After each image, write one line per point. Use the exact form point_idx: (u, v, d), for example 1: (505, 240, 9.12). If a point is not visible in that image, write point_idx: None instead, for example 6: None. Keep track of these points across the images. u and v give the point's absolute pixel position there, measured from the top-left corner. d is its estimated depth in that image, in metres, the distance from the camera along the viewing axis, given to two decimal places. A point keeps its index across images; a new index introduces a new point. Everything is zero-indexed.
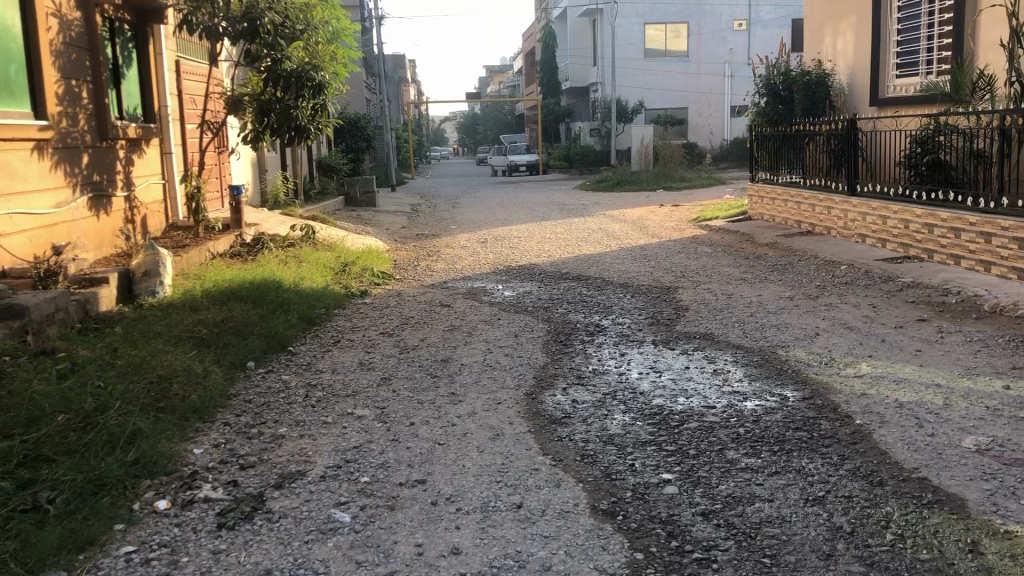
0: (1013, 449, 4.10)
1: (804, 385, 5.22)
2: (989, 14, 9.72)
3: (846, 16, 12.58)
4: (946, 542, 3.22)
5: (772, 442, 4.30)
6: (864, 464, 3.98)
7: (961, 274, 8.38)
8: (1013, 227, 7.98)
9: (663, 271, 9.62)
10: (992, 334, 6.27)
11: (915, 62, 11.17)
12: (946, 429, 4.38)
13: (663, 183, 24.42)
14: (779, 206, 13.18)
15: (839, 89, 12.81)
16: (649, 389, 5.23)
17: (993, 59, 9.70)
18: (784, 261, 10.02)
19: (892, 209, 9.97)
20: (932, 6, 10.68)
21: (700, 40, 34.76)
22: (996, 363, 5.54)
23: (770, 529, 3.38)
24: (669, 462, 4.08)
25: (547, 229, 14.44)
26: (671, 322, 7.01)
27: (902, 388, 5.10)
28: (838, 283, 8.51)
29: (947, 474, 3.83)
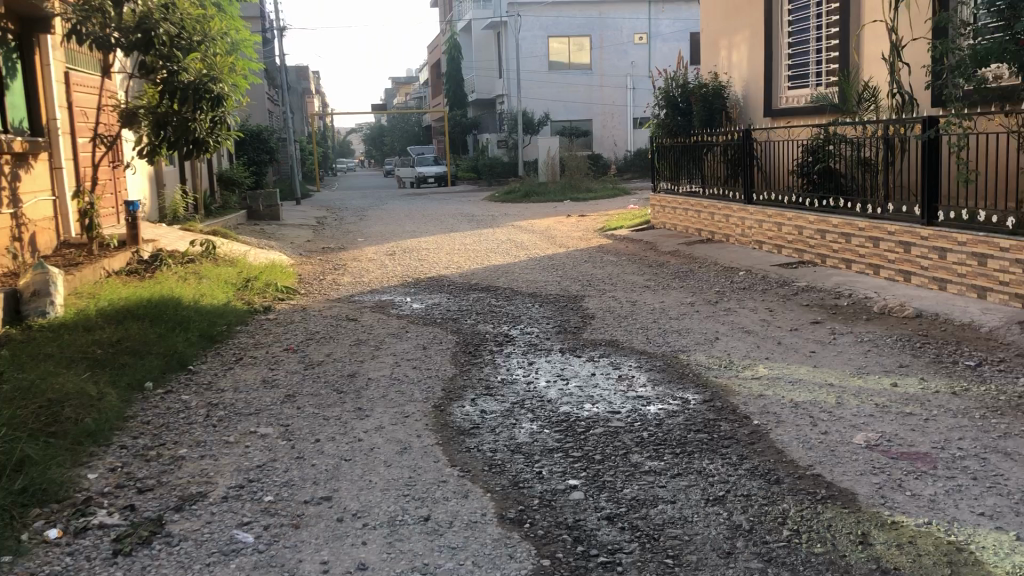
0: (900, 444, 4.30)
1: (705, 388, 5.36)
2: (871, 29, 10.18)
3: (739, 30, 13.01)
4: (838, 536, 3.35)
5: (675, 444, 4.41)
6: (762, 463, 4.12)
7: (852, 278, 8.73)
8: (898, 231, 8.37)
9: (570, 280, 9.73)
10: (881, 334, 6.55)
11: (806, 75, 11.62)
12: (838, 427, 4.56)
13: (570, 194, 24.71)
14: (681, 215, 13.51)
15: (734, 101, 13.22)
16: (556, 397, 5.29)
17: (876, 73, 10.15)
18: (685, 268, 10.28)
19: (786, 217, 10.34)
20: (820, 21, 11.16)
21: (602, 53, 35.47)
22: (885, 361, 5.80)
23: (673, 530, 3.46)
24: (575, 469, 4.13)
25: (455, 240, 14.44)
26: (578, 331, 7.10)
27: (796, 388, 5.29)
28: (737, 288, 8.77)
29: (840, 470, 3.99)
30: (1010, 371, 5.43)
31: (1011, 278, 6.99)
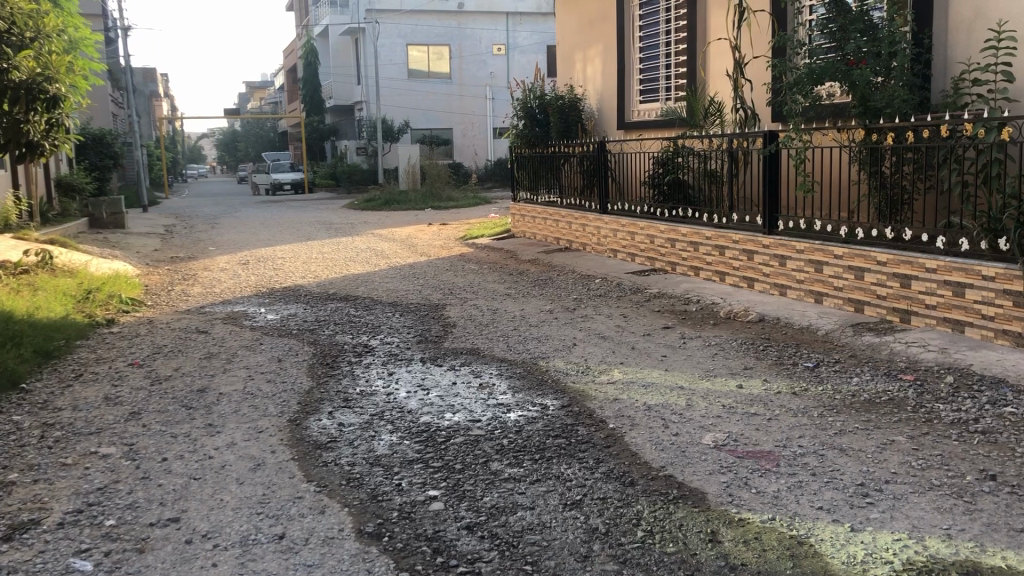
0: (745, 443, 4.49)
1: (563, 393, 5.45)
2: (716, 47, 10.65)
3: (594, 44, 13.35)
4: (689, 534, 3.47)
5: (533, 451, 4.45)
6: (617, 465, 4.22)
7: (700, 284, 9.11)
8: (742, 240, 8.79)
9: (431, 288, 9.71)
10: (728, 338, 6.84)
11: (656, 89, 12.03)
12: (689, 428, 4.73)
13: (430, 203, 24.69)
14: (540, 224, 13.74)
15: (590, 113, 13.55)
16: (416, 407, 5.25)
17: (721, 88, 10.60)
18: (544, 276, 10.44)
19: (639, 226, 10.69)
20: (669, 37, 11.58)
21: (461, 63, 35.71)
22: (731, 364, 6.07)
23: (531, 536, 3.49)
24: (435, 479, 4.10)
25: (313, 249, 14.15)
26: (438, 340, 7.08)
27: (649, 392, 5.45)
28: (594, 295, 8.98)
29: (691, 470, 4.14)
30: (844, 371, 5.77)
31: (845, 283, 7.45)
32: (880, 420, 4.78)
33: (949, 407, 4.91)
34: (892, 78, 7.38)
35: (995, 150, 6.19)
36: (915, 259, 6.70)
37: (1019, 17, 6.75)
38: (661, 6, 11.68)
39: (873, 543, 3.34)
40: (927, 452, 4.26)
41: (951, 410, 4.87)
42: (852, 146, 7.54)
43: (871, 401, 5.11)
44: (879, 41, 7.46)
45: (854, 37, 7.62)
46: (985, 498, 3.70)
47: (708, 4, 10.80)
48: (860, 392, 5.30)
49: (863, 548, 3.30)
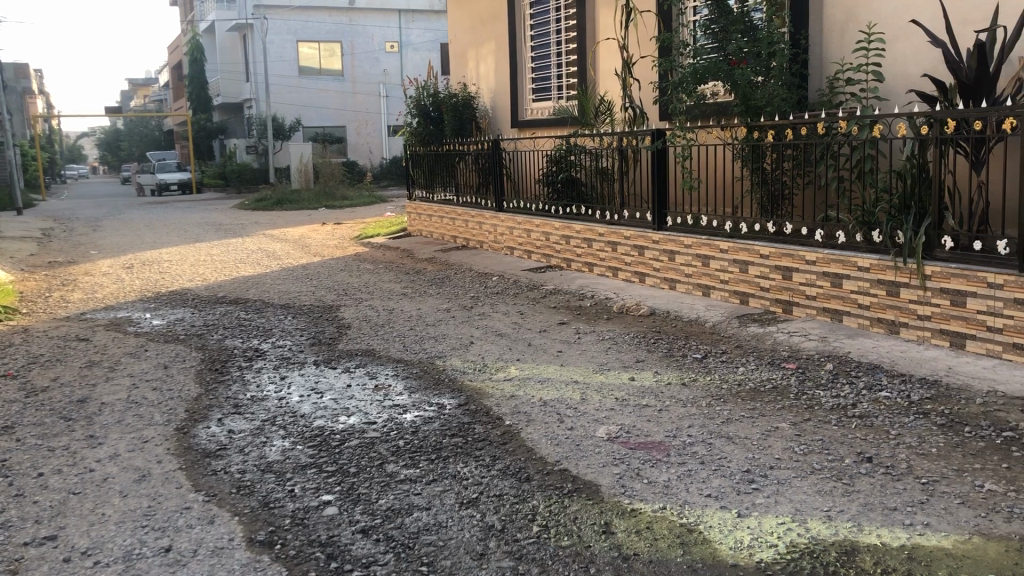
0: (637, 434, 4.59)
1: (460, 392, 5.45)
2: (605, 46, 10.82)
3: (486, 42, 13.39)
4: (584, 527, 3.52)
5: (430, 451, 4.43)
6: (513, 462, 4.24)
7: (594, 280, 9.27)
8: (634, 236, 8.98)
9: (325, 289, 9.55)
10: (621, 332, 6.97)
11: (548, 88, 12.14)
12: (583, 422, 4.80)
13: (324, 202, 24.31)
14: (436, 222, 13.72)
15: (483, 111, 13.58)
16: (309, 411, 5.15)
17: (610, 87, 10.78)
18: (441, 274, 10.42)
19: (534, 223, 10.80)
20: (559, 36, 11.73)
21: (353, 60, 35.27)
22: (624, 357, 6.18)
23: (427, 536, 3.48)
24: (329, 484, 4.04)
25: (201, 250, 13.73)
26: (332, 342, 6.97)
27: (545, 387, 5.51)
28: (491, 293, 9.01)
29: (585, 463, 4.20)
30: (731, 361, 5.95)
31: (730, 276, 7.71)
32: (765, 407, 4.96)
33: (829, 394, 5.12)
34: (771, 77, 7.65)
35: (868, 147, 6.49)
36: (797, 251, 6.98)
37: (887, 20, 7.09)
38: (551, 6, 11.81)
39: (758, 527, 3.46)
40: (808, 437, 4.43)
41: (831, 396, 5.08)
42: (735, 143, 7.78)
43: (756, 390, 5.29)
44: (759, 41, 7.72)
45: (735, 37, 7.88)
46: (862, 480, 3.88)
47: (595, 4, 10.96)
48: (746, 381, 5.49)
49: (748, 533, 3.42)
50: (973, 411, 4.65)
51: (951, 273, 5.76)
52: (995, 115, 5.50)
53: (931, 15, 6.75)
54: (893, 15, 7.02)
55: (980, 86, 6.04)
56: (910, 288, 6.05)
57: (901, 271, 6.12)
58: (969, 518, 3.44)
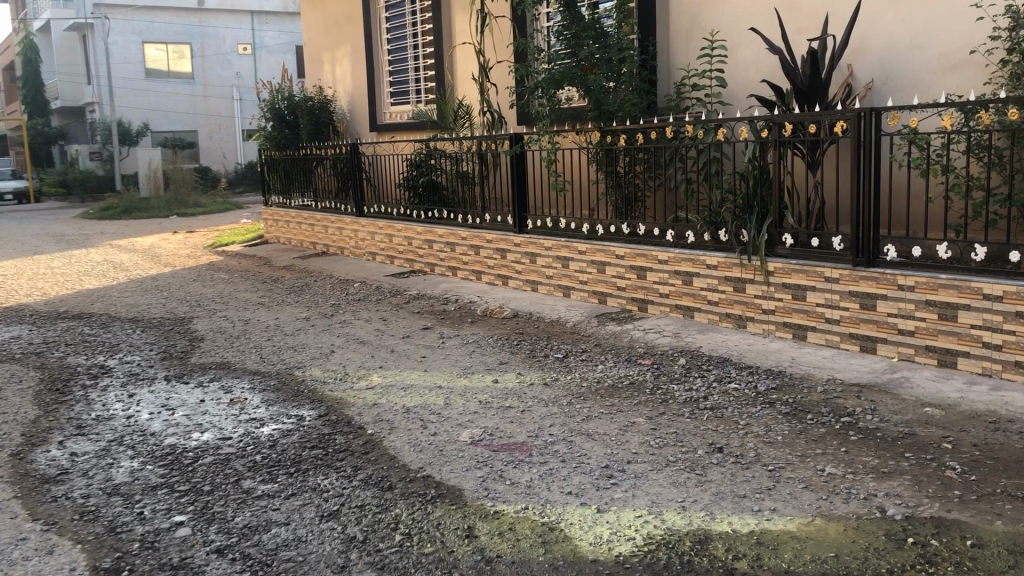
0: (500, 436, 4.62)
1: (320, 402, 5.34)
2: (462, 50, 10.85)
3: (342, 45, 13.20)
4: (447, 532, 3.51)
5: (288, 464, 4.32)
6: (375, 471, 4.18)
7: (458, 284, 9.28)
8: (495, 240, 9.05)
9: (177, 301, 9.17)
10: (484, 335, 7.00)
11: (406, 92, 12.09)
12: (446, 427, 4.79)
13: (177, 210, 23.36)
14: (294, 229, 13.42)
15: (340, 115, 13.38)
16: (160, 429, 4.93)
17: (468, 91, 10.83)
18: (300, 282, 10.19)
19: (396, 228, 10.72)
20: (416, 41, 11.71)
21: (203, 62, 34.09)
22: (487, 360, 6.21)
23: (286, 552, 3.38)
24: (181, 504, 3.87)
25: (40, 263, 12.91)
26: (184, 356, 6.68)
27: (407, 394, 5.46)
28: (352, 300, 8.87)
29: (448, 468, 4.18)
30: (590, 360, 6.08)
31: (589, 277, 7.89)
32: (623, 403, 5.09)
33: (682, 388, 5.30)
34: (622, 83, 7.88)
35: (713, 150, 6.75)
36: (650, 251, 7.21)
37: (728, 28, 7.43)
38: (407, 10, 11.77)
39: (617, 521, 3.54)
40: (663, 431, 4.58)
41: (684, 390, 5.27)
42: (589, 148, 7.94)
43: (614, 387, 5.43)
44: (609, 48, 7.94)
45: (586, 43, 8.06)
46: (713, 469, 4.03)
47: (451, 8, 10.97)
48: (605, 378, 5.62)
49: (608, 528, 3.49)
50: (814, 399, 4.91)
51: (791, 269, 6.09)
52: (827, 119, 5.83)
53: (768, 24, 7.09)
54: (733, 24, 7.36)
55: (813, 91, 6.39)
56: (755, 284, 6.35)
57: (747, 267, 6.41)
58: (812, 501, 3.63)
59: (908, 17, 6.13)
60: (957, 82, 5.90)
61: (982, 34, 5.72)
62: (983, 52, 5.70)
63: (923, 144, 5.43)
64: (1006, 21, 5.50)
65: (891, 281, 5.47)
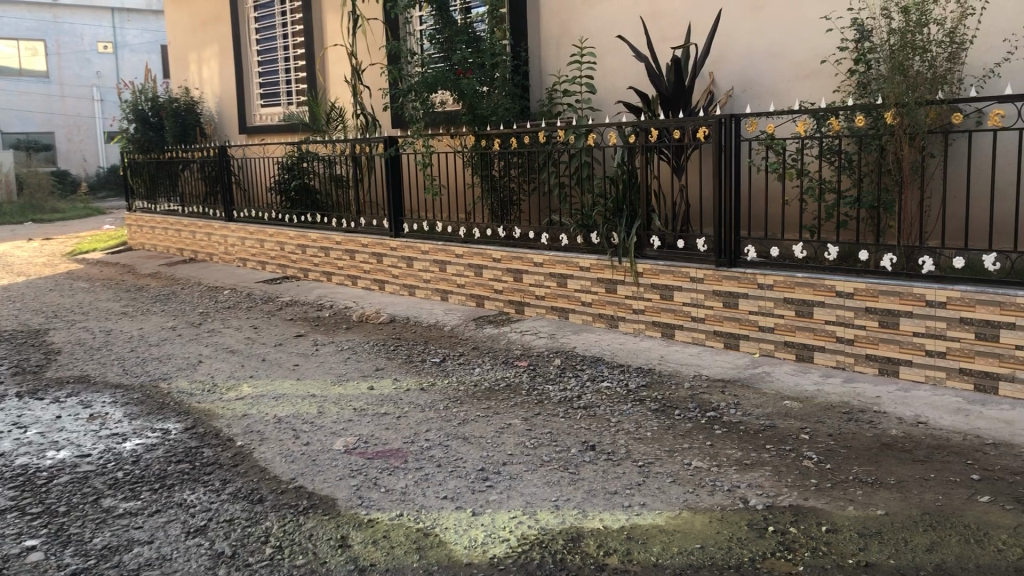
0: (375, 444, 4.56)
1: (187, 415, 5.14)
2: (334, 52, 10.70)
3: (209, 45, 12.79)
4: (319, 543, 3.45)
5: (153, 480, 4.14)
6: (244, 484, 4.07)
7: (333, 290, 9.14)
8: (371, 244, 8.96)
9: (31, 312, 8.67)
10: (359, 341, 6.92)
11: (276, 94, 11.83)
12: (319, 436, 4.70)
13: (32, 216, 22.10)
14: (160, 235, 12.90)
15: (209, 117, 12.98)
16: (11, 448, 4.65)
17: (341, 94, 10.68)
18: (167, 290, 9.81)
19: (267, 233, 10.46)
20: (287, 42, 11.48)
21: (59, 60, 32.35)
22: (362, 366, 6.14)
23: (149, 572, 3.25)
24: (33, 527, 3.66)
25: None
26: (38, 370, 6.32)
27: (279, 403, 5.34)
28: (222, 307, 8.60)
29: (320, 478, 4.11)
30: (467, 363, 6.08)
31: (466, 280, 7.90)
32: (499, 406, 5.11)
33: (557, 388, 5.37)
34: (495, 88, 7.96)
35: (584, 154, 6.87)
36: (525, 254, 7.29)
37: (597, 35, 7.59)
38: (276, 10, 11.52)
39: (491, 524, 3.55)
40: (538, 431, 4.63)
41: (559, 390, 5.34)
42: (464, 151, 7.95)
43: (491, 389, 5.45)
44: (482, 53, 7.98)
45: (459, 47, 8.04)
46: (586, 468, 4.10)
47: (321, 9, 10.80)
48: (481, 382, 5.63)
49: (482, 530, 3.50)
50: (682, 395, 5.07)
51: (659, 270, 6.27)
52: (690, 125, 6.03)
53: (635, 32, 7.28)
54: (602, 31, 7.53)
55: (678, 98, 6.60)
56: (626, 284, 6.51)
57: (618, 269, 6.56)
58: (679, 495, 3.74)
59: (765, 28, 6.40)
60: (810, 90, 6.20)
61: (831, 45, 6.02)
62: (833, 62, 6.01)
63: (779, 149, 5.71)
64: (853, 33, 5.81)
65: (751, 280, 5.71)
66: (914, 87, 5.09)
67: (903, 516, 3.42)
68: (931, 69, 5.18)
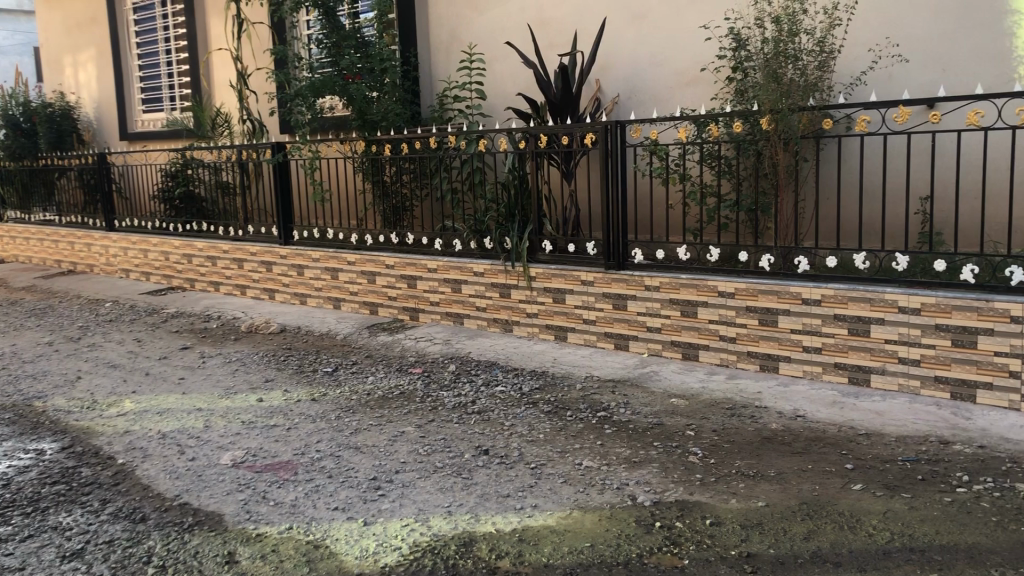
0: (264, 456, 4.47)
1: (63, 433, 4.92)
2: (218, 56, 10.45)
3: (85, 49, 12.30)
4: (204, 560, 3.35)
5: (26, 504, 3.95)
6: (125, 503, 3.92)
7: (221, 300, 8.92)
8: (260, 252, 8.76)
9: None
10: (249, 352, 6.76)
11: (159, 99, 11.46)
12: (206, 450, 4.57)
13: None
14: (36, 246, 12.31)
15: (87, 123, 12.48)
16: None
17: (227, 99, 10.44)
18: (42, 304, 9.37)
19: (151, 242, 10.11)
20: (169, 46, 11.15)
21: None
22: (251, 378, 6.00)
23: None
24: None
25: None
26: None
27: (164, 418, 5.17)
28: (102, 321, 8.27)
29: (207, 494, 4.00)
30: (360, 372, 6.02)
31: (359, 288, 7.82)
32: (392, 414, 5.08)
33: (451, 394, 5.38)
34: (385, 93, 7.90)
35: (475, 160, 6.90)
36: (418, 260, 7.26)
37: (485, 41, 7.65)
38: (157, 13, 11.18)
39: (383, 533, 3.53)
40: (431, 438, 4.62)
41: (453, 396, 5.34)
42: (354, 157, 7.87)
43: (384, 397, 5.41)
44: (370, 58, 7.91)
45: (348, 52, 7.96)
46: (479, 472, 4.11)
47: (205, 12, 10.54)
48: (374, 390, 5.59)
49: (374, 540, 3.47)
50: (574, 396, 5.15)
51: (551, 274, 6.34)
52: (578, 131, 6.13)
53: (523, 38, 7.36)
54: (490, 38, 7.59)
55: (566, 104, 6.70)
56: (519, 289, 6.56)
57: (511, 273, 6.60)
58: (570, 494, 3.80)
59: (647, 36, 6.58)
60: (691, 96, 6.39)
61: (710, 53, 6.23)
62: (712, 69, 6.21)
63: (663, 154, 5.87)
64: (730, 42, 6.02)
65: (639, 282, 5.84)
66: (788, 94, 5.30)
67: (782, 507, 3.56)
68: (804, 77, 5.41)
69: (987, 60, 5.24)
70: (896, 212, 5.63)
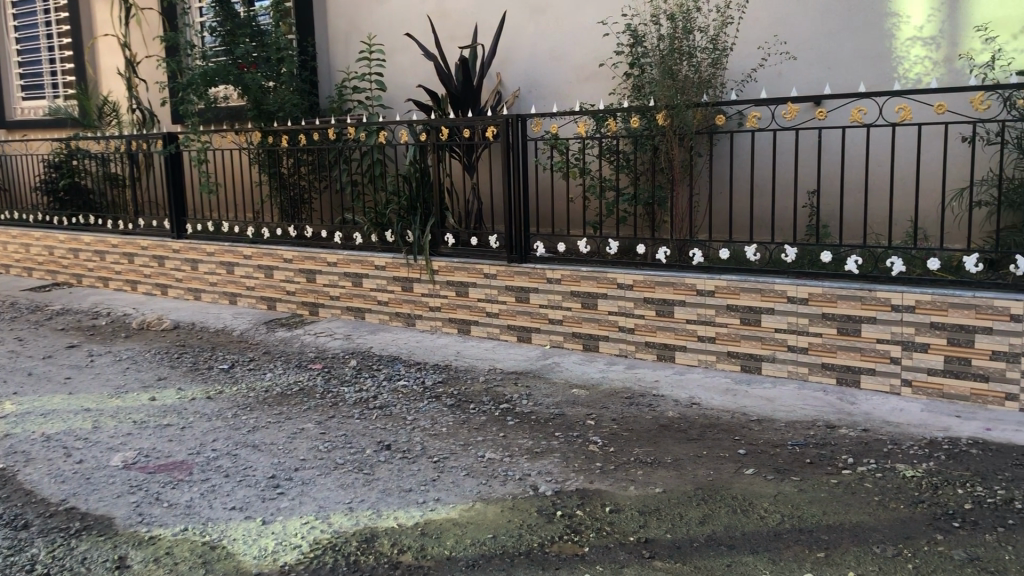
0: (157, 457, 4.33)
1: None
2: (104, 42, 10.03)
3: None
4: (93, 566, 3.23)
5: None
6: (6, 510, 3.73)
7: (109, 296, 8.58)
8: (151, 246, 8.47)
9: None
10: (140, 350, 6.53)
11: (40, 86, 10.92)
12: (94, 452, 4.39)
13: None
14: None
15: None
16: None
17: (114, 87, 10.03)
18: None
19: (33, 237, 9.64)
20: (51, 30, 10.65)
21: None
22: (143, 376, 5.79)
23: None
24: None
25: None
26: None
27: (48, 420, 4.94)
28: None
29: (95, 497, 3.84)
30: (257, 369, 5.89)
31: (256, 283, 7.64)
32: (291, 411, 4.99)
33: (352, 389, 5.31)
34: (282, 83, 7.73)
35: (375, 152, 6.82)
36: (318, 254, 7.14)
37: (385, 32, 7.56)
38: None
39: (282, 531, 3.46)
40: (332, 434, 4.56)
41: (354, 391, 5.28)
42: (249, 148, 7.68)
43: (283, 394, 5.30)
44: (266, 46, 7.73)
45: (242, 41, 7.70)
46: (380, 467, 4.08)
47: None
48: (273, 387, 5.47)
49: (273, 539, 3.41)
50: (477, 389, 5.16)
51: (453, 267, 6.33)
52: (479, 124, 6.13)
53: (422, 30, 7.32)
54: (390, 29, 7.51)
55: (466, 97, 6.69)
56: (422, 282, 6.53)
57: (413, 267, 6.56)
58: (472, 487, 3.81)
59: (546, 31, 6.63)
60: (590, 91, 6.47)
61: (608, 49, 6.32)
62: (610, 65, 6.30)
63: (563, 148, 5.93)
64: (627, 38, 6.12)
65: (541, 275, 5.89)
66: (683, 90, 5.42)
67: (678, 492, 3.65)
68: (697, 73, 5.54)
69: (870, 60, 5.47)
70: (786, 206, 5.82)
